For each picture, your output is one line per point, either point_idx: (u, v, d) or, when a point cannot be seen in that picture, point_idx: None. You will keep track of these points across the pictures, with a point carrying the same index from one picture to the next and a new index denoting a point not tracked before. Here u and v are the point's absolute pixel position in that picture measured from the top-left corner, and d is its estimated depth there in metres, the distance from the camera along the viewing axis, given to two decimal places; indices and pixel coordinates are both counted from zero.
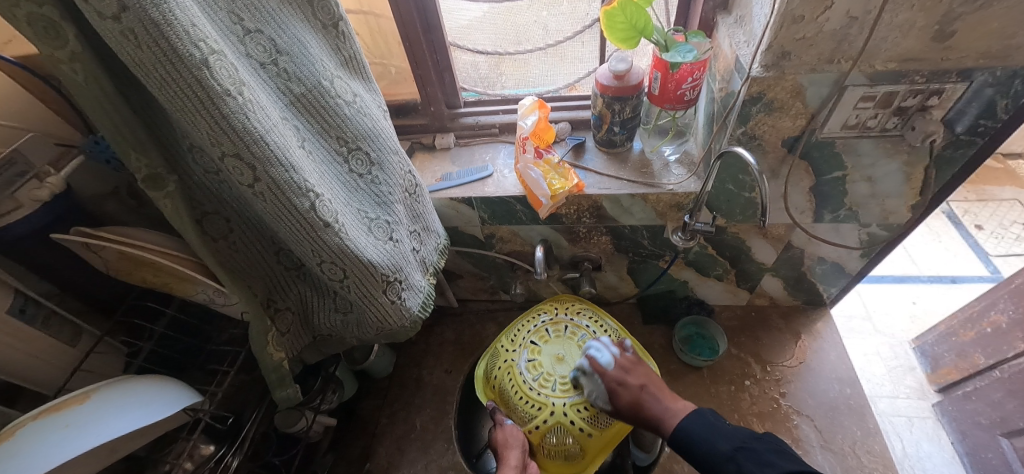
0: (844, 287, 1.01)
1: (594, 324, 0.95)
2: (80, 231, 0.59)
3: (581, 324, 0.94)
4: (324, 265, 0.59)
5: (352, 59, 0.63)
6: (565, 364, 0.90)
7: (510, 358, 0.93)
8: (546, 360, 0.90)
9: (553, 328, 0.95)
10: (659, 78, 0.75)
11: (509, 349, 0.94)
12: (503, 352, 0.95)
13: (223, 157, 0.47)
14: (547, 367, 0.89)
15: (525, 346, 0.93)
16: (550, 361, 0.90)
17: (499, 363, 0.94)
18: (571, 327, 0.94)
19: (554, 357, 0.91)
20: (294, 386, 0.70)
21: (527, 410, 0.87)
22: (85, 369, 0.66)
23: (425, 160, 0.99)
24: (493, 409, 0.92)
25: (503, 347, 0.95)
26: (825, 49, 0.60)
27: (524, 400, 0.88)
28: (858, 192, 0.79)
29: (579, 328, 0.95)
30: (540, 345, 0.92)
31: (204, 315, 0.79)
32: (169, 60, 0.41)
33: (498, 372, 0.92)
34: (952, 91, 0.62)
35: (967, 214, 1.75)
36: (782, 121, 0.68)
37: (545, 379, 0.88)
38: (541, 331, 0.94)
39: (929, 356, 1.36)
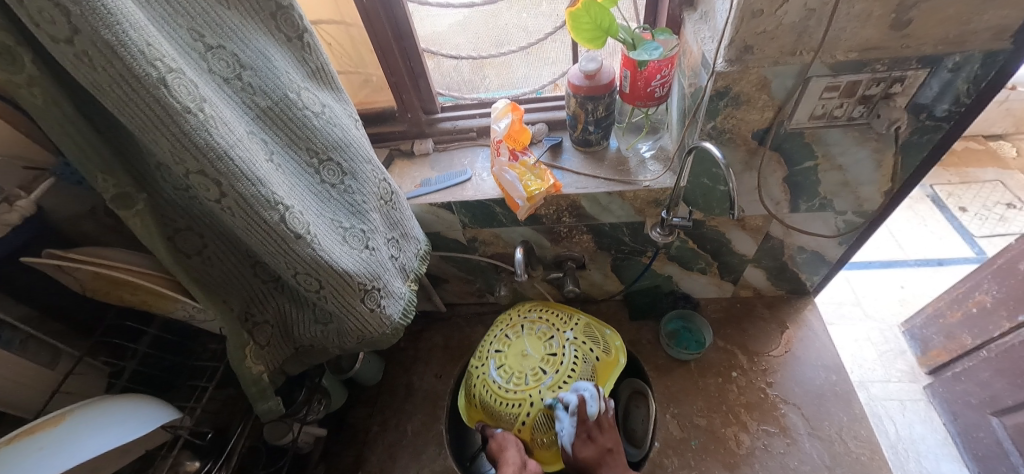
0: (826, 274, 1.02)
1: (547, 313, 0.98)
2: (52, 253, 0.58)
3: (534, 317, 0.97)
4: (298, 277, 0.59)
5: (320, 70, 0.63)
6: (532, 358, 0.91)
7: (482, 369, 0.94)
8: (512, 360, 0.92)
9: (510, 330, 0.97)
10: (628, 77, 0.75)
11: (479, 362, 0.96)
12: (475, 364, 0.97)
13: (187, 174, 0.47)
14: (513, 366, 0.91)
15: (491, 354, 0.94)
16: (516, 359, 0.92)
17: (474, 379, 0.95)
18: (530, 323, 0.96)
19: (519, 354, 0.92)
20: (275, 398, 0.71)
21: (510, 410, 0.88)
22: (65, 390, 0.66)
23: (405, 167, 0.99)
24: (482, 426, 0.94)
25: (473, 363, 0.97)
26: (786, 42, 0.61)
27: (504, 404, 0.89)
28: (831, 180, 0.79)
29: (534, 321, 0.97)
30: (504, 349, 0.94)
31: (186, 331, 0.79)
32: (126, 81, 0.41)
33: (475, 387, 0.94)
34: (914, 78, 0.63)
35: (951, 197, 1.77)
36: (750, 114, 0.69)
37: (517, 377, 0.90)
38: (502, 336, 0.96)
39: (918, 339, 1.37)
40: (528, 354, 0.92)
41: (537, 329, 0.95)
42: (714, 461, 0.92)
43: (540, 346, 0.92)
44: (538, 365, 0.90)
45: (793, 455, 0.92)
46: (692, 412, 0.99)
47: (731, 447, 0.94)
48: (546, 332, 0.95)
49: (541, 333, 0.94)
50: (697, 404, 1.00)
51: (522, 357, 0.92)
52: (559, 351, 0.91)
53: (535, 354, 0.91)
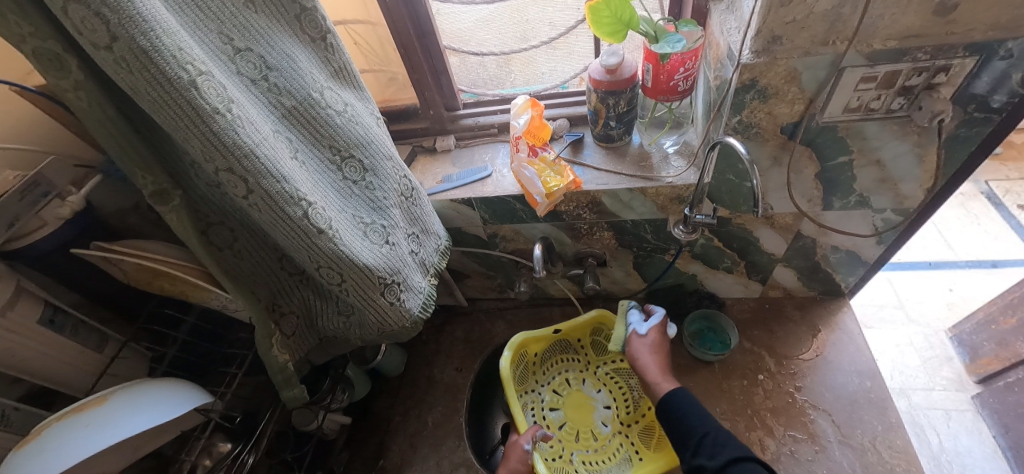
0: (863, 276, 0.97)
1: (546, 366, 1.12)
2: (98, 246, 0.63)
3: (554, 371, 1.13)
4: (321, 270, 0.61)
5: (342, 69, 0.65)
6: (573, 412, 1.08)
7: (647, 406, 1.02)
8: (634, 396, 1.06)
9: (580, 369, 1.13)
10: (651, 71, 0.74)
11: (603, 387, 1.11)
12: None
13: (217, 172, 0.50)
14: (629, 400, 1.06)
15: (593, 387, 1.11)
16: (580, 406, 1.08)
17: (622, 403, 1.07)
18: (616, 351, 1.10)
19: (640, 392, 1.05)
20: (300, 386, 0.73)
21: (607, 453, 1.01)
22: (112, 373, 0.71)
23: (427, 164, 1.00)
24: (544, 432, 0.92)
25: (600, 384, 1.11)
26: (817, 31, 0.58)
27: (606, 441, 1.03)
28: (868, 176, 0.75)
29: (557, 370, 1.13)
30: (585, 388, 1.11)
31: (221, 321, 0.83)
32: (159, 84, 0.43)
33: (627, 410, 1.06)
34: (960, 67, 0.59)
35: (1008, 193, 1.65)
36: (779, 107, 0.67)
37: (588, 431, 1.05)
38: (583, 374, 1.12)
39: (967, 345, 1.29)
40: (615, 387, 1.09)
41: (608, 355, 1.11)
42: None
43: (611, 376, 1.11)
44: (606, 395, 1.09)
45: (821, 463, 0.89)
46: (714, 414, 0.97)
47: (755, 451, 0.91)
48: (597, 355, 1.12)
49: (604, 356, 1.12)
50: (721, 407, 0.97)
51: (619, 390, 1.08)
52: (594, 376, 1.12)
53: (612, 383, 1.09)
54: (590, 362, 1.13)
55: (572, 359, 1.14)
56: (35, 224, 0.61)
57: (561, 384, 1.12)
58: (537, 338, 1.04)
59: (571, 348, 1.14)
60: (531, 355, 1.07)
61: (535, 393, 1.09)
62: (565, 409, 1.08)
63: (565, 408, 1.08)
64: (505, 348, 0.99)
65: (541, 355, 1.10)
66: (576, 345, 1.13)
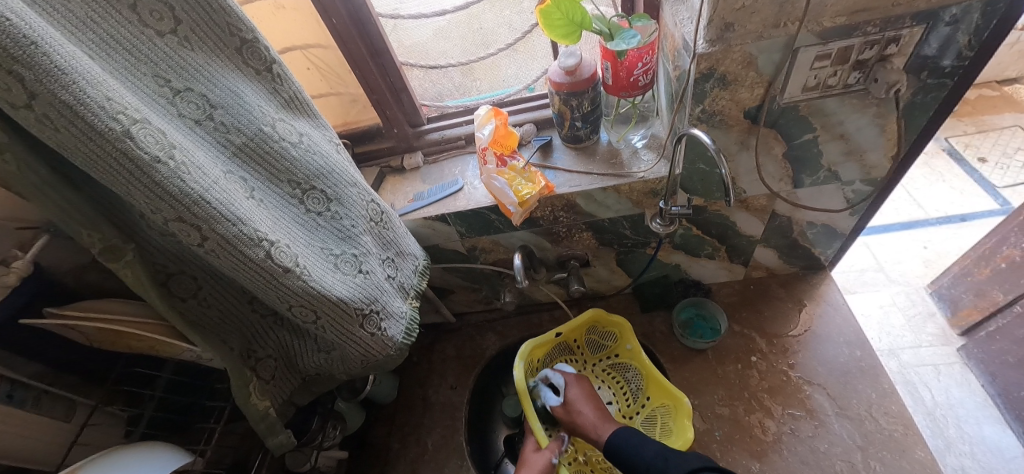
0: (841, 247, 0.99)
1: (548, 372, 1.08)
2: (51, 312, 0.59)
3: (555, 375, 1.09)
4: (293, 309, 0.59)
5: (293, 98, 0.63)
6: None
7: (645, 398, 1.01)
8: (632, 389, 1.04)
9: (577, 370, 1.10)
10: (609, 68, 0.73)
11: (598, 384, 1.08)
12: (659, 395, 0.98)
13: (167, 222, 0.47)
14: (628, 394, 1.04)
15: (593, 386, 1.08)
16: None
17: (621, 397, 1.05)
18: (610, 346, 1.08)
19: (637, 384, 1.03)
20: (285, 431, 0.71)
21: None
22: (83, 442, 0.67)
23: (397, 183, 0.98)
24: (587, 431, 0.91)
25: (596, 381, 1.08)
26: (768, 14, 0.58)
27: None
28: (834, 150, 0.76)
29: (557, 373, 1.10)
30: None
31: (198, 371, 0.80)
32: (90, 139, 0.40)
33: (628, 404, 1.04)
34: (910, 36, 0.60)
35: (968, 148, 1.70)
36: (740, 93, 0.67)
37: None
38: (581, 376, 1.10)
39: (947, 300, 1.32)
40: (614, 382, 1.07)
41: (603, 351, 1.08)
42: (741, 451, 0.90)
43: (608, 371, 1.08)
44: (606, 390, 1.07)
45: (822, 438, 0.89)
46: (713, 402, 0.96)
47: (757, 434, 0.91)
48: (593, 354, 1.10)
49: (602, 354, 1.09)
50: (718, 394, 0.97)
51: (619, 384, 1.06)
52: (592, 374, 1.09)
53: (610, 378, 1.07)
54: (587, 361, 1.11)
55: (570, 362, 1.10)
56: None
57: None
58: (542, 344, 1.00)
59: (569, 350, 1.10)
60: (535, 364, 1.03)
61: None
62: None
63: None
64: (516, 359, 0.95)
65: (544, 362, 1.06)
66: (572, 347, 1.09)
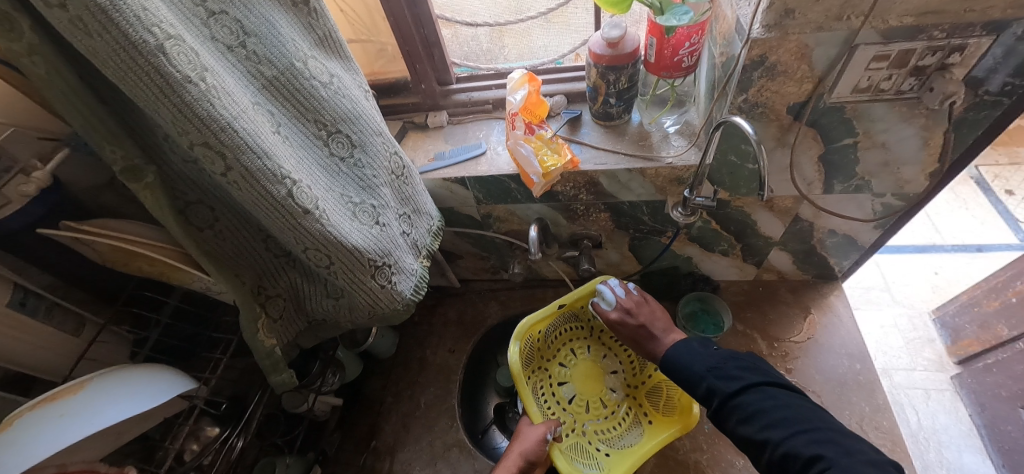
0: (857, 260, 0.97)
1: (551, 341, 1.07)
2: (68, 225, 0.59)
3: (560, 344, 1.09)
4: (308, 252, 0.58)
5: (327, 37, 0.61)
6: (581, 385, 1.07)
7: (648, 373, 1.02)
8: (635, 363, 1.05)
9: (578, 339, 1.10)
10: (654, 45, 0.71)
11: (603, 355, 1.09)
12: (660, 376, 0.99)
13: (192, 146, 0.46)
14: (633, 366, 1.05)
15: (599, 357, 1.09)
16: (587, 380, 1.07)
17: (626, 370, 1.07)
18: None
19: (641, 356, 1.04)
20: (289, 371, 0.72)
21: (618, 421, 1.02)
22: (90, 357, 0.68)
23: (418, 140, 0.97)
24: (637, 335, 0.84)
25: (599, 351, 1.10)
26: (833, 5, 0.55)
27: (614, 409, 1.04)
28: (871, 159, 0.74)
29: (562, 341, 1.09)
30: (583, 361, 1.09)
31: (206, 302, 0.81)
32: (123, 49, 0.39)
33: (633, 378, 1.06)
34: (976, 47, 0.57)
35: (997, 178, 1.65)
36: (786, 86, 0.64)
37: (597, 402, 1.05)
38: (585, 346, 1.10)
39: (949, 327, 1.31)
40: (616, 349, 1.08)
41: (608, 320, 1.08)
42: None
43: (614, 341, 1.09)
44: (611, 360, 1.08)
45: None
46: None
47: None
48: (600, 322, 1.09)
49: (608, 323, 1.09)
50: None
51: (622, 355, 1.07)
52: (597, 342, 1.11)
53: (616, 349, 1.08)
54: (592, 327, 1.11)
55: (577, 329, 1.10)
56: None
57: (568, 354, 1.09)
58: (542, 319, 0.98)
59: (575, 319, 1.09)
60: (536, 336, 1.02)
61: (543, 369, 1.07)
62: (576, 382, 1.07)
63: (574, 380, 1.07)
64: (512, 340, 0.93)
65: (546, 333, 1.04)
66: (579, 314, 1.08)
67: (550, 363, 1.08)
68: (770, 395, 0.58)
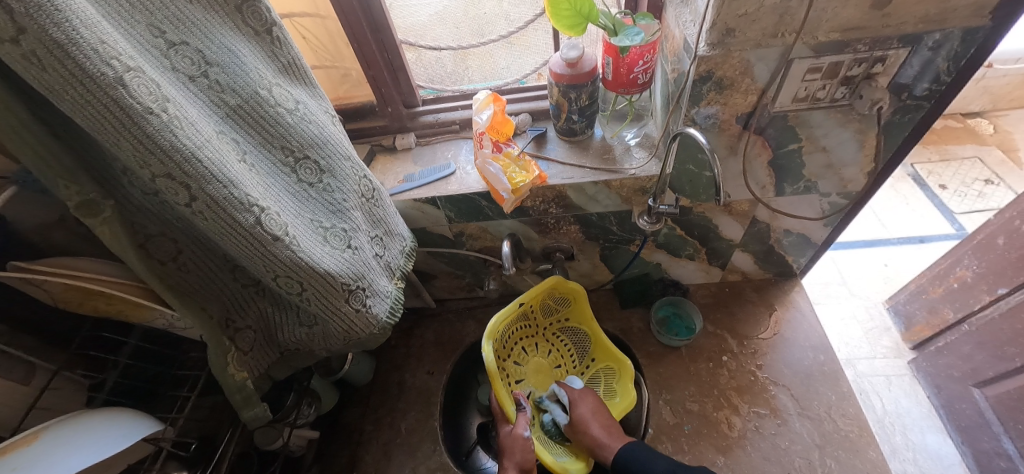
0: (813, 256, 1.03)
1: (508, 343, 1.03)
2: (16, 265, 0.55)
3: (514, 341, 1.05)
4: (278, 280, 0.58)
5: (291, 64, 0.61)
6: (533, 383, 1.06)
7: (588, 360, 1.08)
8: (576, 349, 1.09)
9: (527, 337, 1.08)
10: (611, 64, 0.74)
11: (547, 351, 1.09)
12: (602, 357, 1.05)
13: (154, 178, 0.45)
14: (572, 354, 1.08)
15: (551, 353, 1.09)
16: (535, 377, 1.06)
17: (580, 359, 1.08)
18: (562, 311, 1.08)
19: (583, 346, 1.09)
20: (262, 404, 0.69)
21: None
22: (42, 406, 0.64)
23: (387, 163, 0.97)
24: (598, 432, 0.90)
25: (545, 344, 1.09)
26: (768, 23, 0.60)
27: None
28: (815, 163, 0.79)
29: (515, 339, 1.05)
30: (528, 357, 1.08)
31: (168, 339, 0.77)
32: (80, 82, 0.38)
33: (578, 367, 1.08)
34: (895, 57, 0.63)
35: (931, 175, 1.79)
36: (734, 98, 0.69)
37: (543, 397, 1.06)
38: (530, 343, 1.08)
39: (901, 315, 1.39)
40: (562, 345, 1.09)
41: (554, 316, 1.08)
42: (708, 445, 0.94)
43: (553, 335, 1.10)
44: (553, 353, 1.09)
45: (784, 436, 0.94)
46: (684, 398, 1.00)
47: (724, 430, 0.95)
48: (545, 318, 1.07)
49: (551, 318, 1.08)
50: (689, 390, 1.01)
51: (563, 344, 1.09)
52: (541, 337, 1.09)
53: (558, 341, 1.09)
54: (539, 325, 1.09)
55: (525, 327, 1.06)
56: None
57: (519, 351, 1.07)
58: (507, 318, 0.95)
59: (524, 317, 1.05)
60: (496, 337, 0.97)
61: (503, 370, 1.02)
62: (528, 378, 1.05)
63: (528, 376, 1.06)
64: (483, 340, 0.90)
65: (504, 333, 1.00)
66: (530, 313, 1.05)
67: (507, 362, 1.03)
68: None
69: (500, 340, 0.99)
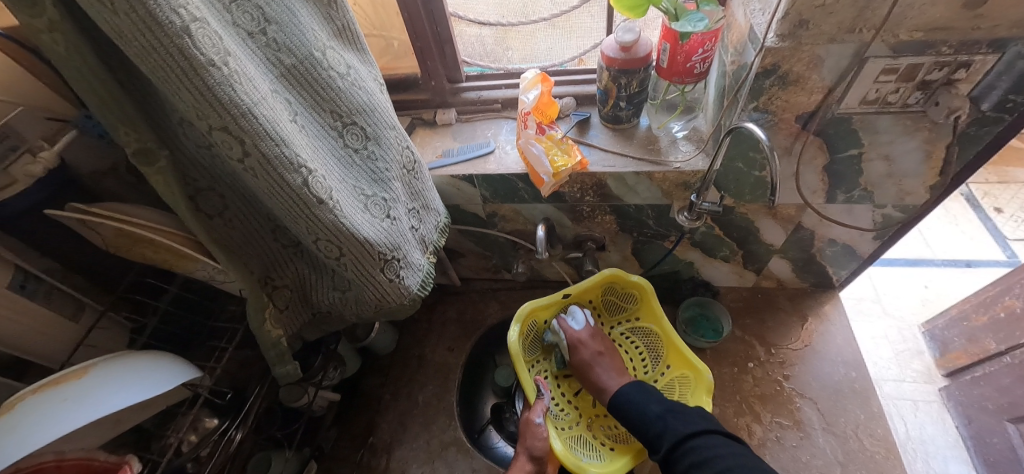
0: (855, 270, 0.99)
1: (554, 331, 1.05)
2: (75, 207, 0.58)
3: None
4: (319, 243, 0.58)
5: (345, 28, 0.61)
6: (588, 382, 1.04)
7: (664, 366, 1.00)
8: (649, 355, 1.03)
9: None
10: (668, 50, 0.71)
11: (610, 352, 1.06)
12: (679, 364, 0.97)
13: (211, 131, 0.45)
14: (643, 359, 1.02)
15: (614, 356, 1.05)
16: None
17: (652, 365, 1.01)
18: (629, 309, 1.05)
19: (655, 351, 1.02)
20: (293, 362, 0.72)
21: None
22: (89, 344, 0.67)
23: (426, 136, 0.97)
24: (605, 370, 0.90)
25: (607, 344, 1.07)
26: (845, 17, 0.56)
27: None
28: (873, 171, 0.75)
29: None
30: None
31: (206, 292, 0.80)
32: (148, 28, 0.39)
33: (649, 375, 1.01)
34: (981, 64, 0.58)
35: (986, 196, 1.69)
36: (797, 95, 0.65)
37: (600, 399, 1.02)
38: None
39: (938, 340, 1.33)
40: (631, 347, 1.05)
41: (622, 312, 1.06)
42: None
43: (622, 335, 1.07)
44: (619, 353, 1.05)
45: (805, 449, 0.91)
46: None
47: (743, 437, 0.94)
48: (609, 315, 1.07)
49: (619, 317, 1.06)
50: (710, 393, 0.99)
51: (633, 347, 1.05)
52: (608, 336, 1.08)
53: (626, 342, 1.05)
54: (605, 323, 1.08)
55: None
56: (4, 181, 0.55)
57: None
58: (546, 305, 0.99)
59: (583, 312, 1.07)
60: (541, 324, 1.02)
61: (547, 359, 1.05)
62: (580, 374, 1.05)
63: None
64: (512, 322, 0.94)
65: (553, 321, 1.04)
66: (588, 307, 1.07)
67: (556, 355, 1.06)
68: (714, 442, 0.70)
69: (545, 329, 1.04)
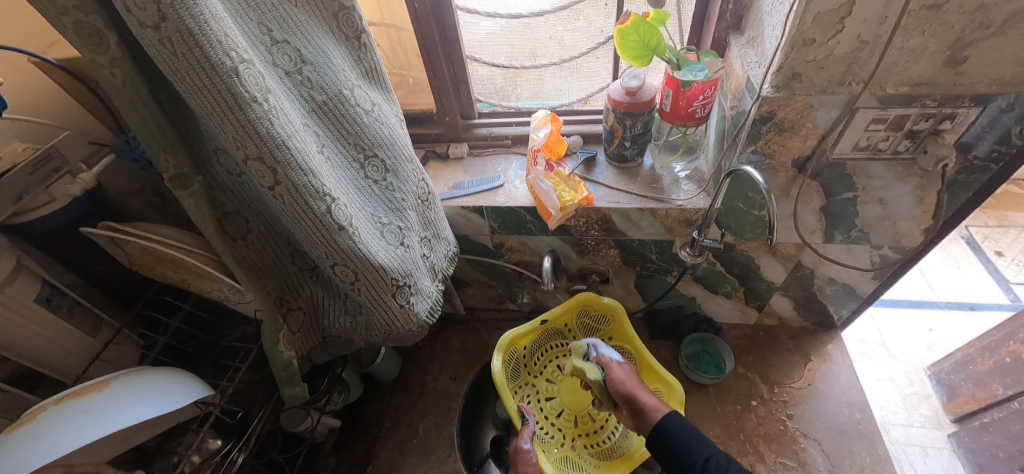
0: (856, 309, 1.00)
1: (531, 356, 1.06)
2: (109, 226, 0.61)
3: (540, 358, 1.08)
4: (336, 267, 0.61)
5: (372, 69, 0.66)
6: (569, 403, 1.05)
7: None
8: None
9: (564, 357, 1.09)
10: (670, 96, 0.76)
11: None
12: (653, 380, 0.99)
13: (246, 160, 0.49)
14: None
15: None
16: None
17: None
18: (603, 329, 1.07)
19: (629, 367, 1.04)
20: (302, 384, 0.73)
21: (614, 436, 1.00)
22: (104, 359, 0.68)
23: (439, 169, 1.01)
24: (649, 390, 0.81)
25: None
26: (835, 71, 0.60)
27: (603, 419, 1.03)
28: (869, 214, 0.78)
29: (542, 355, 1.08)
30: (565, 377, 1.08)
31: (219, 312, 0.82)
32: (202, 68, 0.43)
33: None
34: (965, 116, 0.62)
35: (986, 240, 1.71)
36: (792, 140, 0.69)
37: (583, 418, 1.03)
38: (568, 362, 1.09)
39: (945, 384, 1.32)
40: None
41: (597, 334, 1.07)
42: None
43: None
44: None
45: None
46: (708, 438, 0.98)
47: None
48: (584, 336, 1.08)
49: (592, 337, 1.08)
50: (714, 431, 0.99)
51: None
52: None
53: None
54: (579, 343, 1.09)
55: (563, 345, 1.09)
56: (43, 199, 0.59)
57: (554, 369, 1.08)
58: (525, 333, 1.00)
59: (559, 335, 1.08)
60: (520, 350, 1.03)
61: (529, 384, 1.06)
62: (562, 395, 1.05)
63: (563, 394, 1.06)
64: (493, 352, 0.94)
65: (531, 346, 1.05)
66: (563, 330, 1.08)
67: (537, 379, 1.07)
68: None
69: (525, 354, 1.04)
